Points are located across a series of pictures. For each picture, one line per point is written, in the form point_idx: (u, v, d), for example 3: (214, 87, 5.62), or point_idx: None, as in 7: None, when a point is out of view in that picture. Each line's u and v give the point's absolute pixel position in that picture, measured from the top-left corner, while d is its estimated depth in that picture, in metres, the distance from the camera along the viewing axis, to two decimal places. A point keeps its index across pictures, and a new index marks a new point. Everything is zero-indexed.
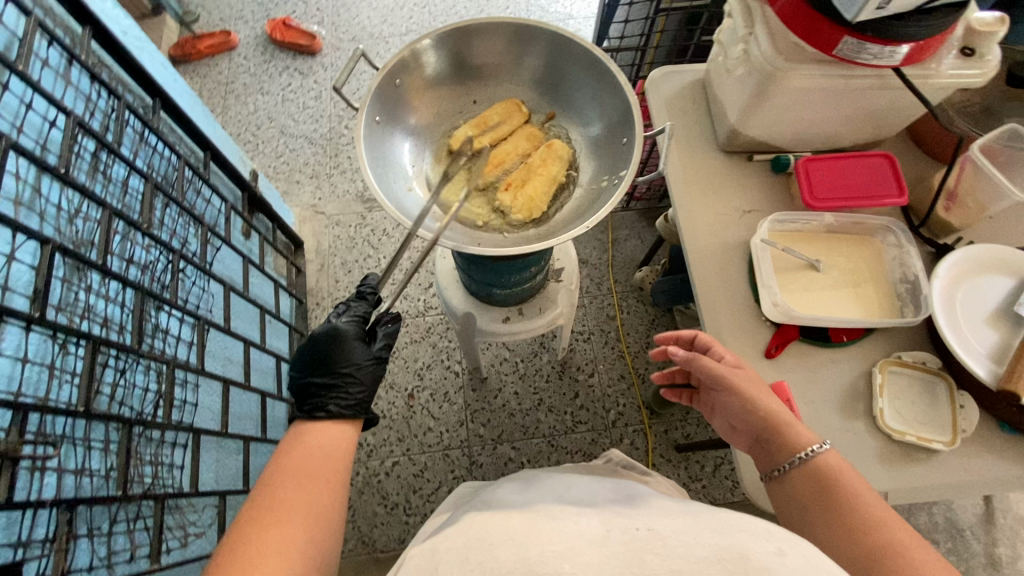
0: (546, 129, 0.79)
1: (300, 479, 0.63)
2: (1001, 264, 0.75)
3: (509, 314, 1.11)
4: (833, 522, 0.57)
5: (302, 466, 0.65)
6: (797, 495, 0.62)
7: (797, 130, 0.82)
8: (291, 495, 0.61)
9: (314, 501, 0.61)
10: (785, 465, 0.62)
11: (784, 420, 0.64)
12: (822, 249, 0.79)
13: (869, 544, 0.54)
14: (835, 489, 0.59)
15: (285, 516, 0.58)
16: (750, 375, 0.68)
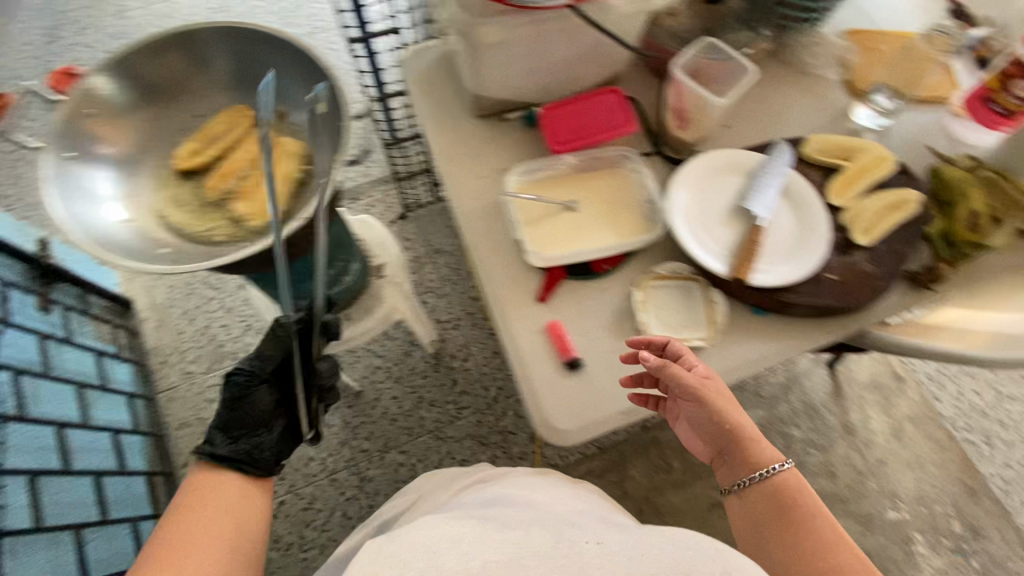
0: (281, 129, 0.76)
1: (187, 539, 0.71)
2: (729, 167, 0.83)
3: (335, 323, 1.06)
4: (795, 535, 0.68)
5: (188, 520, 0.73)
6: (756, 512, 0.72)
7: (531, 81, 0.85)
8: (180, 547, 0.70)
9: (195, 559, 0.69)
10: (747, 480, 0.73)
11: (752, 437, 0.74)
12: (574, 190, 0.82)
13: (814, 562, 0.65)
14: (779, 513, 0.70)
15: (165, 572, 0.67)
16: (728, 392, 0.73)
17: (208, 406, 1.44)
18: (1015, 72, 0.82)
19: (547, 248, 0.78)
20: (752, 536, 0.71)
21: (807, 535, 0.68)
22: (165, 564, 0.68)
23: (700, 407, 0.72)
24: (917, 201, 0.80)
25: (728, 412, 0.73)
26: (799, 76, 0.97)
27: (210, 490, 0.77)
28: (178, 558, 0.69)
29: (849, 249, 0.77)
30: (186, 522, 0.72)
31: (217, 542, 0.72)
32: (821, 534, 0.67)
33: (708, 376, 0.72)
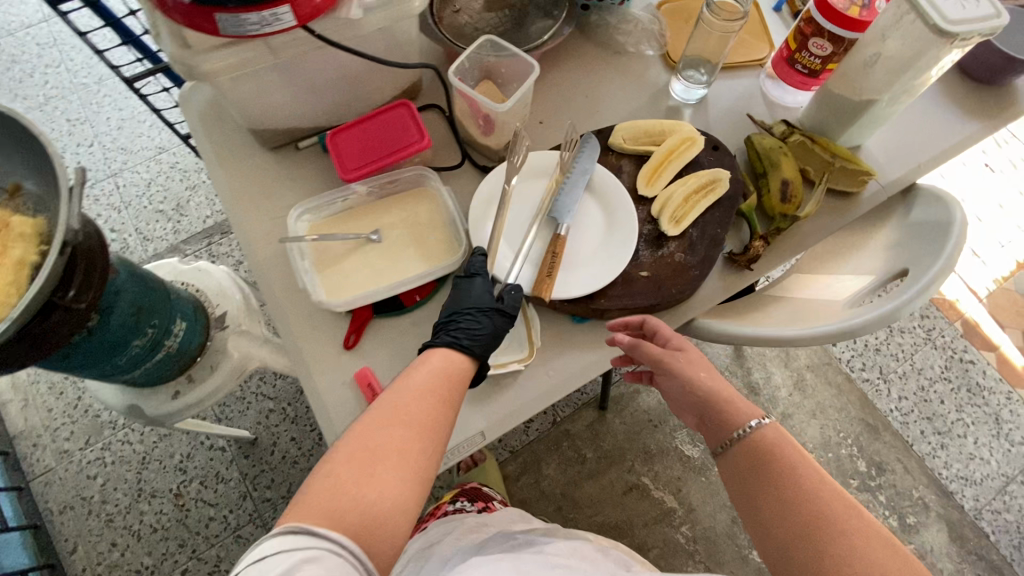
0: (14, 205, 0.68)
1: (424, 410, 0.59)
2: (535, 172, 0.78)
3: (178, 387, 0.99)
4: (774, 497, 0.59)
5: (404, 405, 0.59)
6: (739, 475, 0.63)
7: (312, 106, 0.77)
8: (375, 431, 0.56)
9: (411, 445, 0.57)
10: (738, 434, 0.64)
11: (719, 396, 0.67)
12: (373, 218, 0.75)
13: (801, 522, 0.56)
14: (785, 450, 0.61)
15: (366, 462, 0.54)
16: (693, 356, 0.69)
17: (90, 483, 1.34)
18: (811, 31, 0.78)
19: (346, 290, 0.71)
20: (743, 501, 0.62)
21: (785, 497, 0.58)
22: (371, 452, 0.55)
23: (671, 378, 0.69)
24: (728, 179, 0.77)
25: (702, 374, 0.69)
26: (614, 57, 0.92)
27: (420, 371, 0.63)
28: (398, 437, 0.56)
29: (661, 242, 0.75)
30: (392, 406, 0.59)
31: (443, 422, 0.60)
32: (804, 483, 0.58)
33: (679, 347, 0.70)
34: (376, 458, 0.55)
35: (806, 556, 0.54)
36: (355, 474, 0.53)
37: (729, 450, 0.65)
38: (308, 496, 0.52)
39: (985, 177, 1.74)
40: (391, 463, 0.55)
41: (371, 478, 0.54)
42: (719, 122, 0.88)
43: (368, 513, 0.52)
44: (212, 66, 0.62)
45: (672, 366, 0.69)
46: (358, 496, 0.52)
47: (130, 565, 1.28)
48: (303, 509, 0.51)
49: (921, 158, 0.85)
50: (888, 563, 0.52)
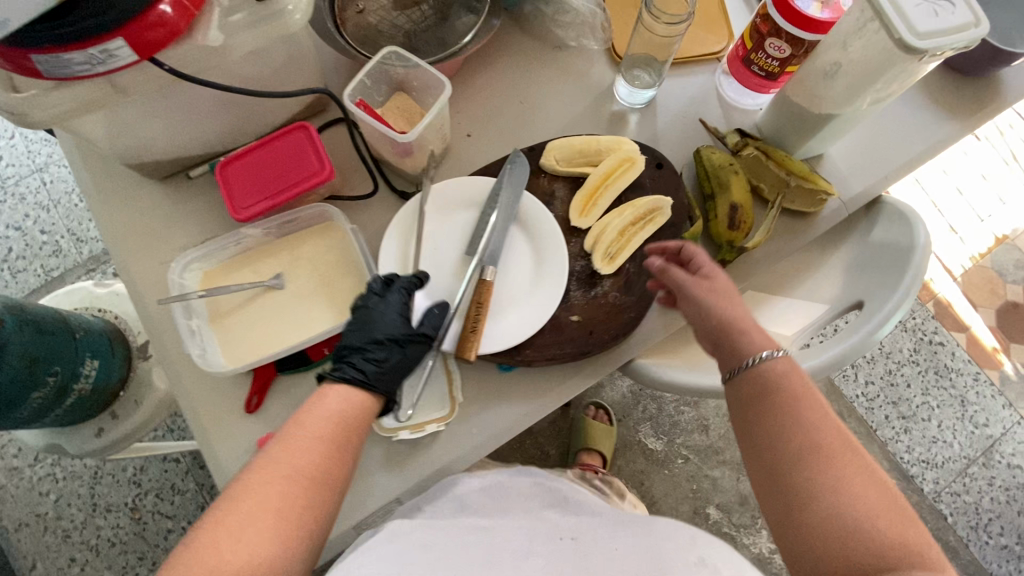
0: None
1: (323, 445, 0.51)
2: (457, 201, 0.70)
3: (101, 424, 0.94)
4: (772, 425, 0.52)
5: (297, 443, 0.51)
6: (745, 403, 0.55)
7: (196, 132, 0.68)
8: (258, 476, 0.48)
9: (300, 490, 0.48)
10: (749, 360, 0.55)
11: (733, 321, 0.58)
12: (272, 262, 0.68)
13: (795, 453, 0.50)
14: (795, 387, 0.53)
15: (259, 510, 0.46)
16: (724, 288, 0.60)
17: (43, 500, 1.32)
18: (768, 30, 0.68)
19: (244, 349, 0.65)
20: (740, 422, 0.55)
21: (786, 428, 0.51)
22: (261, 498, 0.47)
23: (689, 303, 0.61)
24: (670, 205, 0.70)
25: (722, 295, 0.60)
26: (552, 54, 0.82)
27: (316, 404, 0.55)
28: (289, 479, 0.48)
29: (595, 280, 0.68)
30: (289, 443, 0.51)
31: (340, 459, 0.52)
32: (805, 418, 0.51)
33: (709, 275, 0.62)
34: (259, 506, 0.46)
35: (792, 487, 0.49)
36: (233, 529, 0.45)
37: (736, 376, 0.56)
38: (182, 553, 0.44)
39: (971, 146, 1.65)
40: (278, 510, 0.47)
41: (252, 527, 0.45)
42: (667, 130, 0.79)
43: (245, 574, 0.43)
44: (48, 111, 0.53)
45: (697, 292, 0.60)
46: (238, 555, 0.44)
47: None
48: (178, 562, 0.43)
49: (890, 167, 0.77)
50: (885, 513, 0.46)
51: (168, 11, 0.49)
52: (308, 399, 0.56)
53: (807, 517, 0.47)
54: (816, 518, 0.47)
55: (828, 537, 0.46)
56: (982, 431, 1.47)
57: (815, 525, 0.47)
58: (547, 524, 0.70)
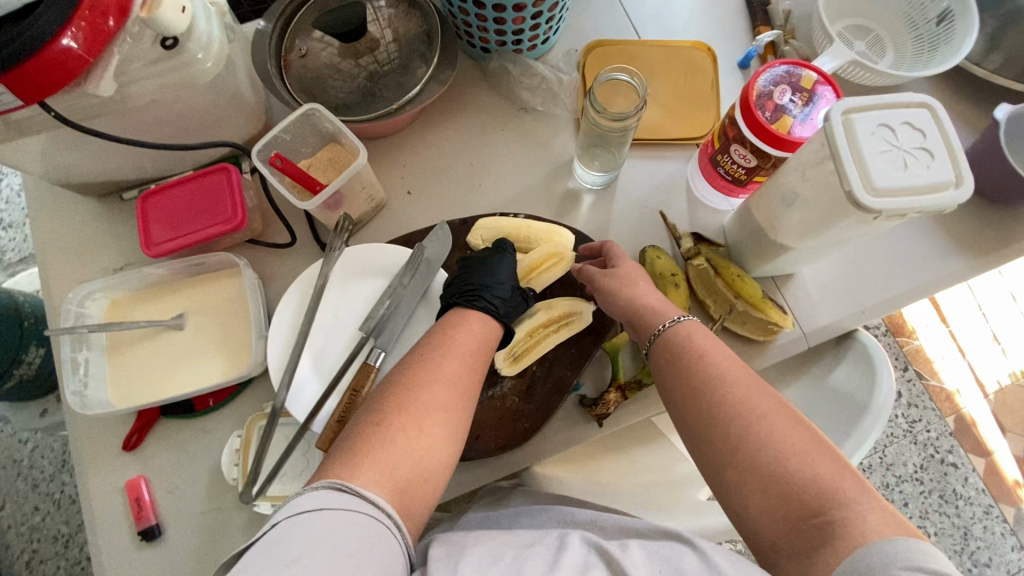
0: None
1: (409, 385, 0.49)
2: (367, 270, 0.66)
3: (45, 406, 0.97)
4: (685, 392, 0.51)
5: (442, 358, 0.52)
6: (663, 374, 0.54)
7: (124, 159, 0.67)
8: (421, 382, 0.49)
9: (447, 406, 0.49)
10: (659, 328, 0.56)
11: (636, 304, 0.58)
12: (175, 302, 0.67)
13: (709, 411, 0.48)
14: (704, 344, 0.52)
15: (404, 420, 0.46)
16: (631, 275, 0.60)
17: (21, 447, 1.40)
18: (734, 135, 0.60)
19: (129, 388, 0.65)
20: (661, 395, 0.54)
21: (699, 390, 0.50)
22: (412, 408, 0.47)
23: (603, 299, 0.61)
24: (592, 311, 0.64)
25: (629, 280, 0.60)
26: (515, 116, 0.76)
27: (467, 324, 0.56)
28: (415, 401, 0.48)
29: (494, 379, 0.63)
30: (427, 364, 0.51)
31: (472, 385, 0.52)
32: (715, 372, 0.50)
33: (618, 265, 0.61)
34: (425, 416, 0.47)
35: (715, 449, 0.47)
36: (410, 427, 0.46)
37: (651, 348, 0.56)
38: (352, 451, 0.44)
39: None
40: (430, 422, 0.47)
41: (423, 432, 0.47)
42: (621, 218, 0.72)
43: (407, 484, 0.44)
44: None
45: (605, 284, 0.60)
46: (400, 460, 0.44)
47: (49, 531, 1.36)
48: (342, 462, 0.43)
49: (869, 300, 0.67)
50: (814, 457, 0.43)
51: (72, 45, 0.46)
52: (439, 324, 0.57)
53: (736, 471, 0.45)
54: (744, 473, 0.45)
55: (760, 485, 0.43)
56: (982, 570, 1.30)
57: (746, 480, 0.44)
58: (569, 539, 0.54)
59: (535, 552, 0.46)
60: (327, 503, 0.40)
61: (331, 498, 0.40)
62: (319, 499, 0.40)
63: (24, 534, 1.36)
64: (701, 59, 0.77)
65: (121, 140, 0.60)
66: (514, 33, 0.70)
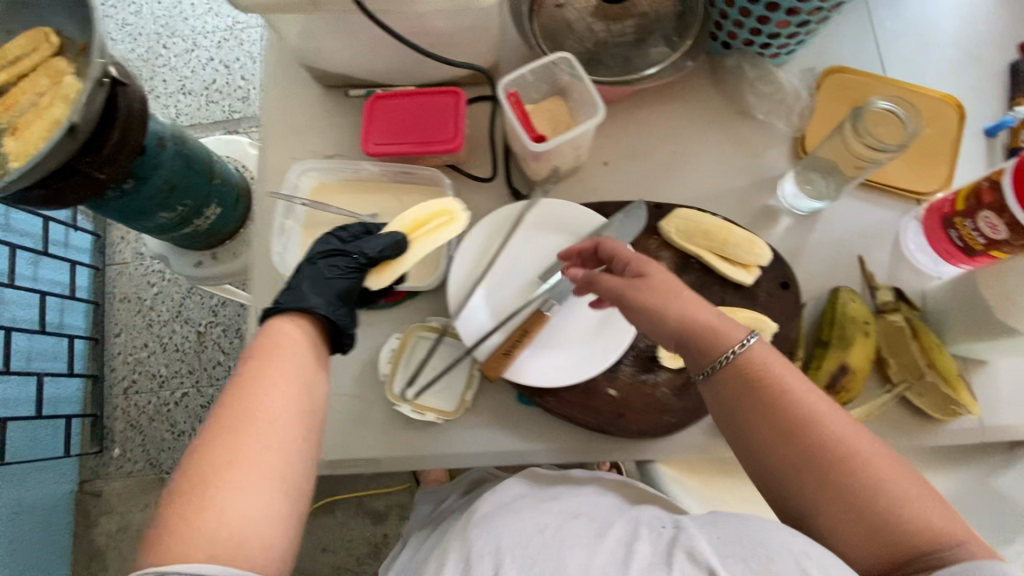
0: (76, 63, 0.71)
1: (225, 415, 0.42)
2: (556, 223, 0.67)
3: (201, 259, 1.07)
4: (767, 433, 0.47)
5: (261, 366, 0.46)
6: (737, 399, 0.48)
7: (367, 59, 0.71)
8: (230, 399, 0.43)
9: (263, 431, 0.42)
10: (712, 366, 0.49)
11: (688, 321, 0.50)
12: (375, 202, 0.71)
13: (815, 457, 0.44)
14: (779, 373, 0.47)
15: (215, 469, 0.40)
16: (658, 284, 0.52)
17: (147, 288, 1.54)
18: (989, 201, 0.56)
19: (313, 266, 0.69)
20: (728, 429, 0.50)
21: (793, 436, 0.45)
22: (267, 459, 0.41)
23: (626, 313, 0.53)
24: (771, 332, 0.62)
25: (669, 296, 0.51)
26: (732, 118, 0.74)
27: (280, 354, 0.47)
28: (239, 435, 0.41)
29: (651, 366, 0.63)
30: (263, 375, 0.45)
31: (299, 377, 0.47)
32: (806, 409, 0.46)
33: (644, 273, 0.53)
34: (248, 445, 0.41)
35: (815, 495, 0.44)
36: (228, 476, 0.40)
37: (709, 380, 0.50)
38: (181, 510, 0.39)
39: None
40: (258, 453, 0.41)
41: (250, 468, 0.41)
42: (813, 251, 0.69)
43: (241, 545, 0.38)
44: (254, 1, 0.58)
45: (624, 297, 0.53)
46: (224, 527, 0.38)
47: (150, 368, 1.50)
48: (159, 535, 0.38)
49: None
50: (917, 501, 0.42)
51: None
52: (250, 339, 0.50)
53: (837, 516, 0.44)
54: (850, 519, 0.43)
55: (869, 534, 0.43)
56: None
57: (851, 527, 0.43)
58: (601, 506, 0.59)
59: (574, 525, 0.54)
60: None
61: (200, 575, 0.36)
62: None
63: (129, 364, 1.50)
64: (948, 114, 0.72)
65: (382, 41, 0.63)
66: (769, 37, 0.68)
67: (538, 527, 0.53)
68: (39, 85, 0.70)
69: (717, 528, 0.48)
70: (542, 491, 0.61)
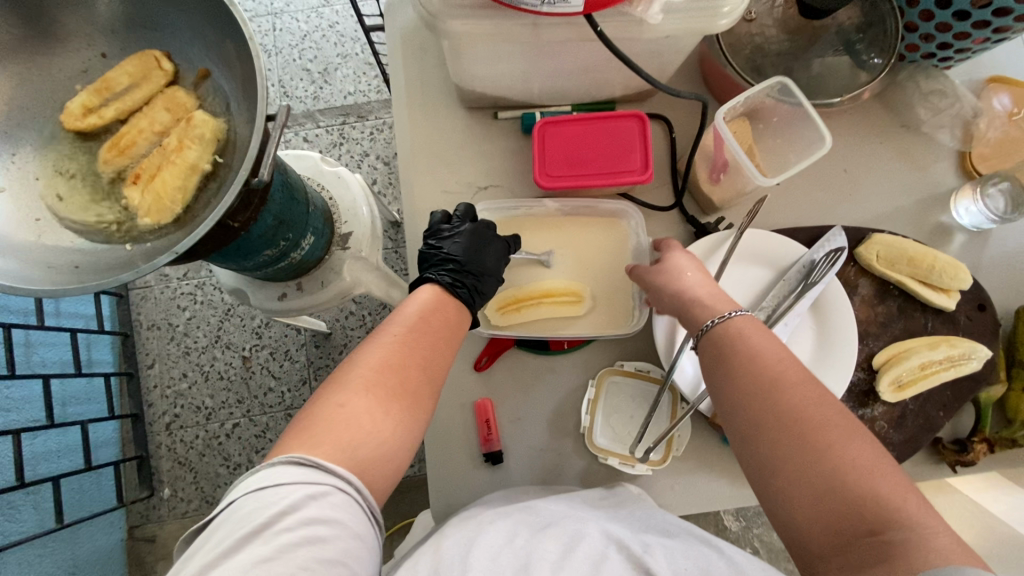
0: (198, 93, 0.61)
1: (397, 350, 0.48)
2: (754, 256, 0.64)
3: (285, 291, 0.97)
4: (740, 391, 0.46)
5: (432, 323, 0.53)
6: (712, 366, 0.50)
7: (535, 81, 0.64)
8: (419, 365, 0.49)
9: (408, 376, 0.48)
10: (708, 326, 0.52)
11: (686, 295, 0.55)
12: (552, 242, 0.67)
13: (793, 418, 0.43)
14: (754, 342, 0.48)
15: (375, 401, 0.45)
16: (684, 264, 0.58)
17: (178, 313, 1.40)
18: None
19: (497, 313, 0.65)
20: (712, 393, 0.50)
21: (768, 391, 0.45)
22: (366, 383, 0.45)
23: (649, 292, 0.59)
24: (984, 358, 0.61)
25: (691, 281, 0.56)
26: (898, 132, 0.73)
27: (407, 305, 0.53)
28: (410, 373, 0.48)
29: (866, 401, 0.62)
30: (438, 340, 0.52)
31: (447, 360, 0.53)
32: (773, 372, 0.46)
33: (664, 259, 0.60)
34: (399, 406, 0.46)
35: (783, 453, 0.42)
36: (369, 397, 0.44)
37: (701, 344, 0.52)
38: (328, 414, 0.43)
39: None
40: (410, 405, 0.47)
41: (403, 417, 0.46)
42: (989, 268, 0.70)
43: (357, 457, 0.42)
44: (459, 25, 0.50)
45: (654, 282, 0.58)
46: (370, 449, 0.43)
47: (193, 400, 1.37)
48: (305, 435, 0.42)
49: None
50: (884, 470, 0.39)
51: None
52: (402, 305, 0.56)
53: (804, 484, 0.40)
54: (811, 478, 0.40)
55: (825, 492, 0.39)
56: None
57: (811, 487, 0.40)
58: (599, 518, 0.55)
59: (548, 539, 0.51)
60: (286, 477, 0.39)
61: (292, 472, 0.39)
62: (286, 474, 0.39)
63: (168, 398, 1.37)
64: None
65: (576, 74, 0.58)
66: (955, 51, 0.66)
67: (508, 537, 0.51)
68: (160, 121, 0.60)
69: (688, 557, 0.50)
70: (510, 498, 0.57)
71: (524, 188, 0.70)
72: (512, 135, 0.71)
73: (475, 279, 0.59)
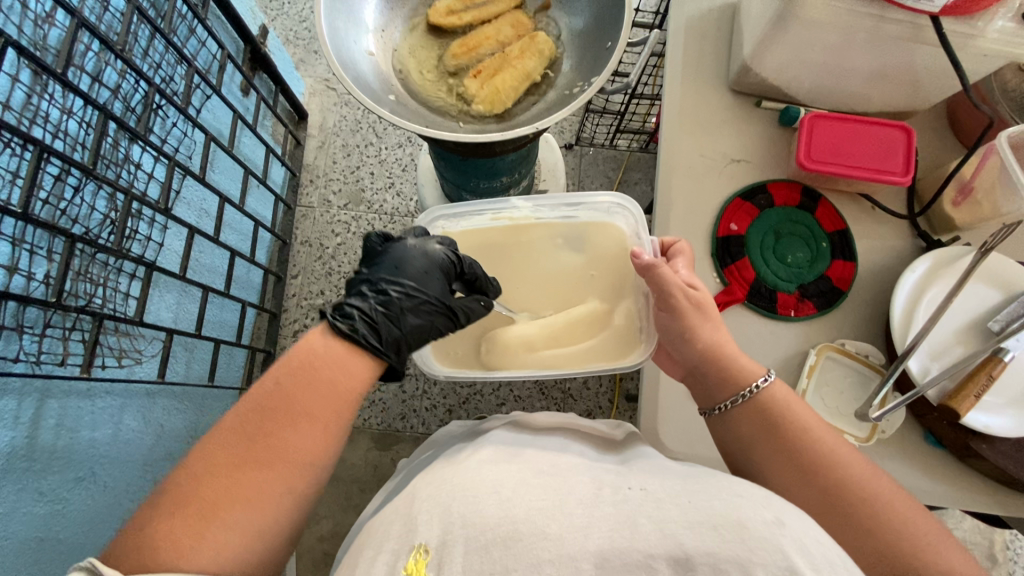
0: (536, 20, 0.72)
1: (235, 458, 0.49)
2: (992, 275, 0.67)
3: None
4: (779, 463, 0.53)
5: (301, 397, 0.52)
6: (739, 438, 0.57)
7: (816, 79, 0.73)
8: (264, 460, 0.49)
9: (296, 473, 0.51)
10: (725, 404, 0.58)
11: (720, 350, 0.60)
12: (516, 250, 0.76)
13: (827, 492, 0.51)
14: (790, 411, 0.56)
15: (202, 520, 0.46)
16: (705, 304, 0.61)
17: (331, 237, 1.50)
18: None
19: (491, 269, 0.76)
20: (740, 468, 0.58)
21: (803, 465, 0.52)
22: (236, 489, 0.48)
23: (673, 313, 0.61)
24: None
25: (706, 328, 0.61)
26: None
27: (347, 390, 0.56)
28: (262, 471, 0.49)
29: None
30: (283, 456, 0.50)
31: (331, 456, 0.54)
32: (820, 449, 0.53)
33: (696, 286, 0.63)
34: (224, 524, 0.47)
35: (841, 521, 0.49)
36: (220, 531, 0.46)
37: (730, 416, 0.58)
38: (164, 535, 0.45)
39: None
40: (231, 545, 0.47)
41: (236, 525, 0.47)
42: None
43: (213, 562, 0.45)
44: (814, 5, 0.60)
45: (681, 306, 0.61)
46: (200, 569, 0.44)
47: None
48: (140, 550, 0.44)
49: None
50: (921, 526, 0.49)
51: None
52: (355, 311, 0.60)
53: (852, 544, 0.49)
54: (856, 536, 0.49)
55: (877, 550, 0.48)
56: None
57: (857, 542, 0.48)
58: (602, 472, 0.52)
59: (575, 489, 0.47)
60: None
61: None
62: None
63: (304, 308, 1.46)
64: None
65: (564, 279, 0.74)
66: None
67: (501, 485, 0.47)
68: (504, 33, 0.71)
69: (688, 490, 0.46)
70: (503, 450, 0.56)
71: (772, 170, 0.77)
72: (770, 122, 0.78)
73: (398, 301, 0.63)
